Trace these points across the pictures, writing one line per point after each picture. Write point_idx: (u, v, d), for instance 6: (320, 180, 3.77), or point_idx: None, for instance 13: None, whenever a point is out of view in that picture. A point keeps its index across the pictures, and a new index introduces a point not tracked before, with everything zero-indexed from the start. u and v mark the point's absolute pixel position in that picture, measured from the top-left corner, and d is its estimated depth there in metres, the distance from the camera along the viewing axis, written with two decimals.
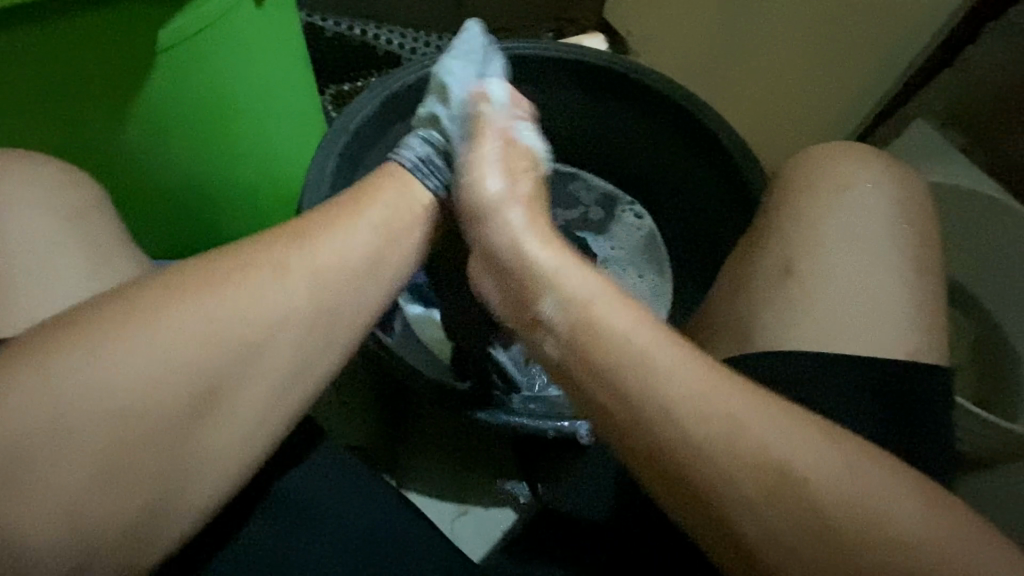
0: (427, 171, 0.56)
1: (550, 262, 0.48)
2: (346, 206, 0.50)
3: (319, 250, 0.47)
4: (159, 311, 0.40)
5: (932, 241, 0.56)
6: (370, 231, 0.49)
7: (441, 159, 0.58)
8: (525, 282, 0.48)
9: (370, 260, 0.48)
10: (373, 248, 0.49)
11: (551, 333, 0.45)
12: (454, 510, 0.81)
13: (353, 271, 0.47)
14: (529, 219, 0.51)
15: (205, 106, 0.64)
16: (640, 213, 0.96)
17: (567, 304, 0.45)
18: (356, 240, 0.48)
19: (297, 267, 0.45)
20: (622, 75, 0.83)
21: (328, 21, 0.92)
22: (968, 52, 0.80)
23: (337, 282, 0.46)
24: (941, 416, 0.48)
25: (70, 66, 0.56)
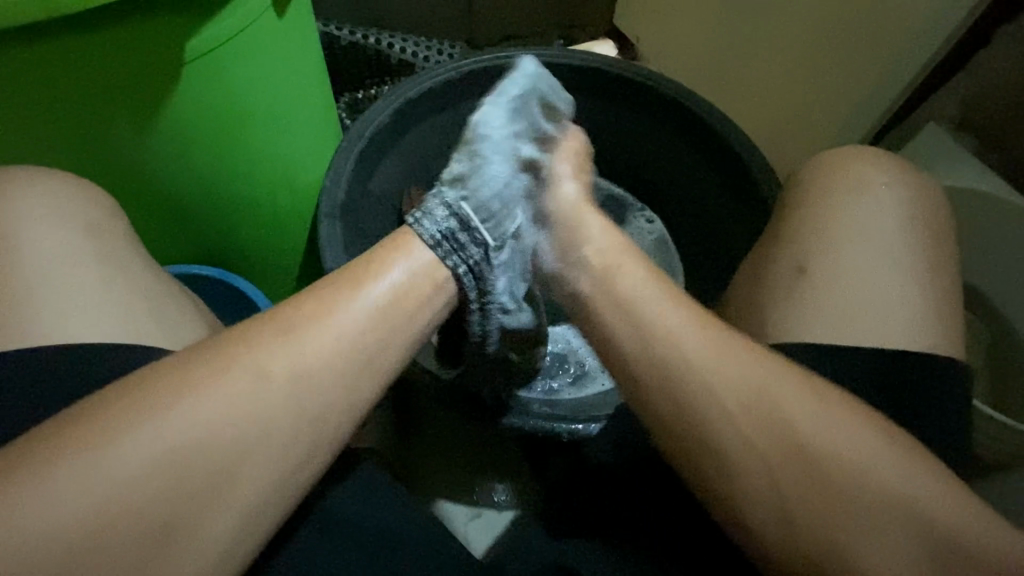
0: (450, 249, 0.51)
1: (614, 260, 0.50)
2: (341, 284, 0.46)
3: (312, 337, 0.43)
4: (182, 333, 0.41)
5: (945, 243, 0.56)
6: (369, 309, 0.45)
7: (461, 228, 0.53)
8: (573, 263, 0.52)
9: (387, 325, 0.45)
10: (374, 325, 0.45)
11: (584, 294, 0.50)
12: (466, 512, 0.82)
13: (354, 352, 0.44)
14: (604, 219, 0.55)
15: (226, 115, 0.66)
16: (650, 218, 0.97)
17: (600, 274, 0.50)
18: (353, 320, 0.44)
19: (294, 347, 0.42)
20: (633, 82, 0.84)
21: (342, 30, 0.94)
22: (980, 56, 0.80)
23: (335, 360, 0.43)
24: (954, 410, 0.49)
25: (100, 77, 0.57)
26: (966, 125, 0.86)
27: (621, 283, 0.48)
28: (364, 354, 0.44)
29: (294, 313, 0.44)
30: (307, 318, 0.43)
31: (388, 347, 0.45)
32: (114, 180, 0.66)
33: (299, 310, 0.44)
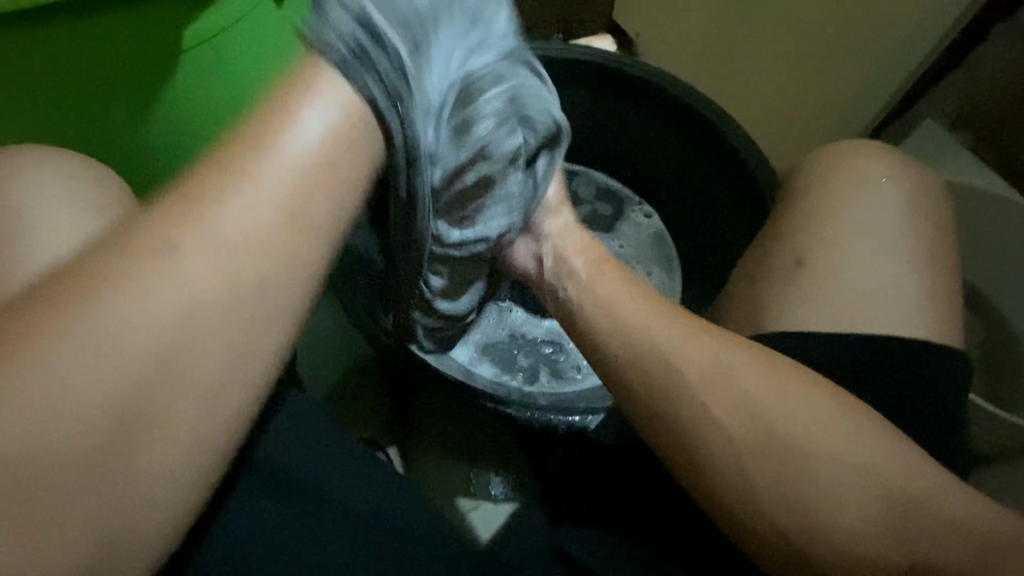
0: (357, 68, 0.35)
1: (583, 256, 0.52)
2: (240, 141, 0.33)
3: (222, 208, 0.31)
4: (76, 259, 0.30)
5: (939, 234, 0.56)
6: (289, 173, 0.32)
7: (370, 45, 0.36)
8: (557, 270, 0.53)
9: (296, 209, 0.33)
10: (301, 190, 0.33)
11: (557, 291, 0.52)
12: (464, 503, 0.82)
13: (286, 229, 0.32)
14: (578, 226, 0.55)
15: (228, 101, 0.64)
16: (649, 212, 0.97)
17: (576, 275, 0.51)
18: (273, 185, 0.32)
19: (209, 222, 0.31)
20: (631, 77, 0.84)
21: None
22: (977, 53, 0.80)
23: (270, 233, 0.32)
24: (947, 400, 0.48)
25: (92, 64, 0.56)
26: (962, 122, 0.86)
27: (601, 283, 0.50)
28: (303, 216, 0.33)
29: (200, 184, 0.32)
30: (217, 187, 0.32)
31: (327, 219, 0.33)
32: None
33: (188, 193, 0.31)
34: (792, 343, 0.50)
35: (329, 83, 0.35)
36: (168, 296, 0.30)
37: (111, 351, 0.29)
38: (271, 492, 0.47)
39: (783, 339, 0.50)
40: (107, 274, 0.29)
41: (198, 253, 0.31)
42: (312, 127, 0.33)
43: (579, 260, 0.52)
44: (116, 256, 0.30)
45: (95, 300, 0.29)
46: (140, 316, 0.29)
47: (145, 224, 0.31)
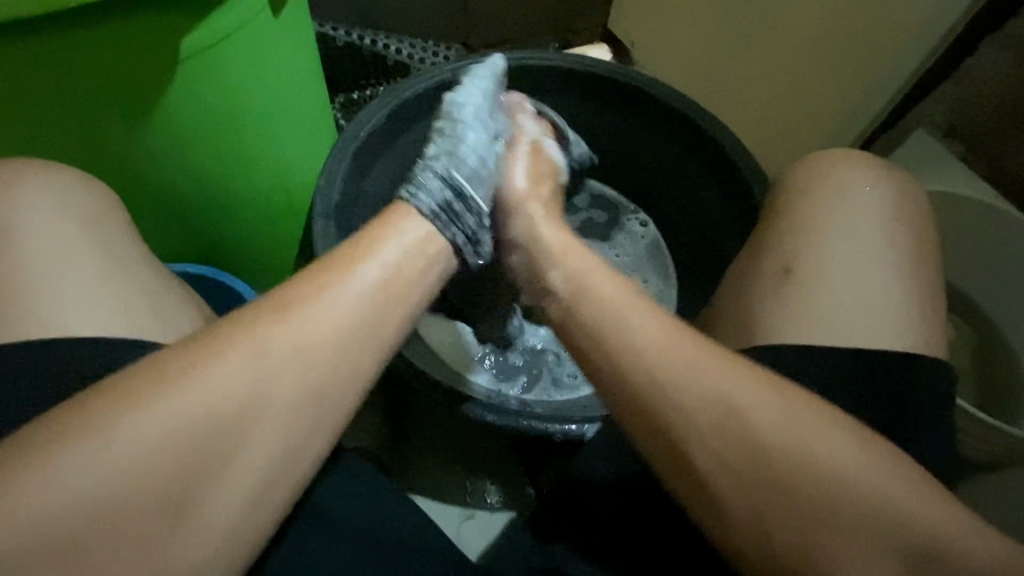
0: (447, 220, 0.53)
1: (556, 244, 0.55)
2: (332, 263, 0.45)
3: (306, 318, 0.43)
4: (190, 344, 0.40)
5: (931, 245, 0.57)
6: (365, 288, 0.45)
7: (457, 203, 0.55)
8: (538, 258, 0.54)
9: (365, 318, 0.44)
10: (364, 309, 0.44)
11: (555, 298, 0.50)
12: (460, 513, 0.82)
13: (343, 344, 0.43)
14: (547, 215, 0.59)
15: (221, 112, 0.66)
16: (644, 221, 0.98)
17: (568, 275, 0.51)
18: (352, 293, 0.44)
19: (290, 328, 0.42)
20: (626, 86, 0.85)
21: (338, 30, 0.94)
22: (969, 64, 0.81)
23: (337, 339, 0.43)
24: (940, 418, 0.49)
25: (92, 74, 0.57)
26: (955, 132, 0.87)
27: (599, 288, 0.48)
28: (372, 319, 0.44)
29: (297, 290, 0.44)
30: (309, 295, 0.44)
31: (377, 332, 0.45)
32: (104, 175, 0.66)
33: (293, 293, 0.43)
34: (785, 354, 0.50)
35: (412, 222, 0.51)
36: (250, 374, 0.40)
37: (195, 413, 0.39)
38: None
39: (778, 353, 0.51)
40: (216, 354, 0.40)
41: (276, 352, 0.41)
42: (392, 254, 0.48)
43: (555, 251, 0.54)
44: (214, 343, 0.41)
45: (183, 378, 0.39)
46: (223, 388, 0.39)
47: (252, 313, 0.42)
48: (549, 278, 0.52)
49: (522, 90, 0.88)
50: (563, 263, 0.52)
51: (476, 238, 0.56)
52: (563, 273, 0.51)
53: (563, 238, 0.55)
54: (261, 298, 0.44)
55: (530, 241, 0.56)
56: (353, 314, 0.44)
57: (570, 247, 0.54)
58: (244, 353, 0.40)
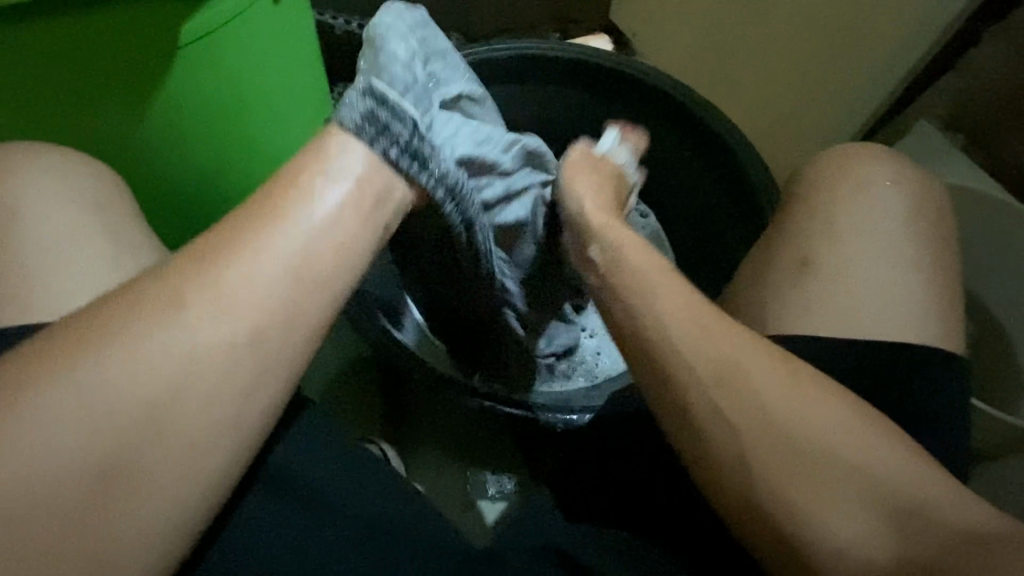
0: (373, 132, 0.46)
1: (599, 219, 0.53)
2: (262, 207, 0.41)
3: (228, 274, 0.38)
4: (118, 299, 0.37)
5: (934, 235, 0.57)
6: (302, 236, 0.40)
7: (384, 112, 0.47)
8: (580, 235, 0.53)
9: (301, 269, 0.40)
10: (295, 256, 0.40)
11: (591, 268, 0.50)
12: (461, 503, 0.82)
13: (274, 297, 0.38)
14: (597, 194, 0.57)
15: (221, 103, 0.65)
16: (645, 212, 0.97)
17: (607, 248, 0.50)
18: (287, 239, 0.40)
19: (211, 287, 0.37)
20: (628, 76, 0.85)
21: (338, 19, 0.93)
22: (971, 55, 0.81)
23: (272, 296, 0.38)
24: (949, 407, 0.49)
25: (92, 59, 0.56)
26: (956, 123, 0.87)
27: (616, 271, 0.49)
28: (307, 267, 0.40)
29: (214, 245, 0.39)
30: (230, 249, 0.39)
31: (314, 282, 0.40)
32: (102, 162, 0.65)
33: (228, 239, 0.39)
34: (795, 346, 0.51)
35: (343, 155, 0.44)
36: (176, 346, 0.36)
37: (119, 374, 0.35)
38: (282, 496, 0.46)
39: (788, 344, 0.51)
40: (144, 310, 0.36)
41: (198, 318, 0.37)
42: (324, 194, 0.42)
43: (595, 229, 0.53)
44: (124, 308, 0.36)
45: (94, 349, 0.34)
46: (146, 361, 0.35)
47: (165, 279, 0.37)
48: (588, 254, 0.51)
49: (523, 80, 0.87)
50: (603, 239, 0.51)
51: (418, 158, 0.48)
52: (603, 248, 0.50)
53: (606, 214, 0.54)
54: (175, 259, 0.39)
55: (573, 219, 0.55)
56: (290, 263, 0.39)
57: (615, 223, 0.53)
58: (168, 307, 0.36)
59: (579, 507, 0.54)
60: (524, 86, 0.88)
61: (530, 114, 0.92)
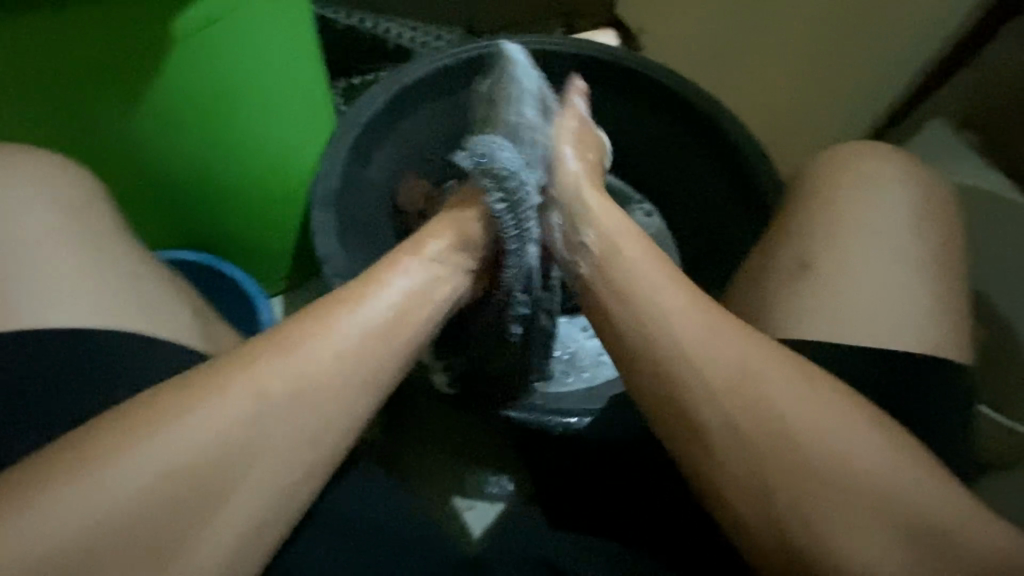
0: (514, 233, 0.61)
1: (606, 223, 0.55)
2: (338, 302, 0.48)
3: (324, 341, 0.46)
4: (193, 373, 0.44)
5: (947, 237, 0.55)
6: (370, 323, 0.48)
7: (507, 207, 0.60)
8: (579, 236, 0.55)
9: (368, 350, 0.47)
10: (384, 326, 0.48)
11: (592, 288, 0.52)
12: (459, 503, 0.82)
13: (364, 360, 0.47)
14: (593, 193, 0.59)
15: (216, 99, 0.64)
16: (650, 210, 0.94)
17: (613, 262, 0.52)
18: (361, 324, 0.48)
19: (305, 356, 0.45)
20: (631, 73, 0.83)
21: (340, 14, 0.92)
22: (985, 52, 0.78)
23: (348, 358, 0.46)
24: (944, 425, 0.48)
25: (82, 58, 0.56)
26: (970, 121, 0.84)
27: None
28: (393, 327, 0.49)
29: (306, 324, 0.47)
30: (319, 327, 0.47)
31: (394, 347, 0.48)
32: (97, 161, 0.65)
33: (305, 328, 0.47)
34: (802, 353, 0.49)
35: (409, 260, 0.53)
36: (229, 415, 0.42)
37: (189, 445, 0.41)
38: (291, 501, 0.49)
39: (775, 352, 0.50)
40: (221, 386, 0.43)
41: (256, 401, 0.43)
42: (391, 292, 0.50)
43: (603, 239, 0.54)
44: (224, 376, 0.43)
45: (182, 412, 0.41)
46: (228, 413, 0.42)
47: (247, 360, 0.44)
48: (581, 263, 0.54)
49: None
50: (605, 248, 0.53)
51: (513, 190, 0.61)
52: (601, 258, 0.53)
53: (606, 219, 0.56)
54: (248, 346, 0.46)
55: (569, 227, 0.57)
56: (358, 350, 0.47)
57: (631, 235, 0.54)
58: (241, 400, 0.43)
59: (576, 507, 0.54)
60: None
61: None
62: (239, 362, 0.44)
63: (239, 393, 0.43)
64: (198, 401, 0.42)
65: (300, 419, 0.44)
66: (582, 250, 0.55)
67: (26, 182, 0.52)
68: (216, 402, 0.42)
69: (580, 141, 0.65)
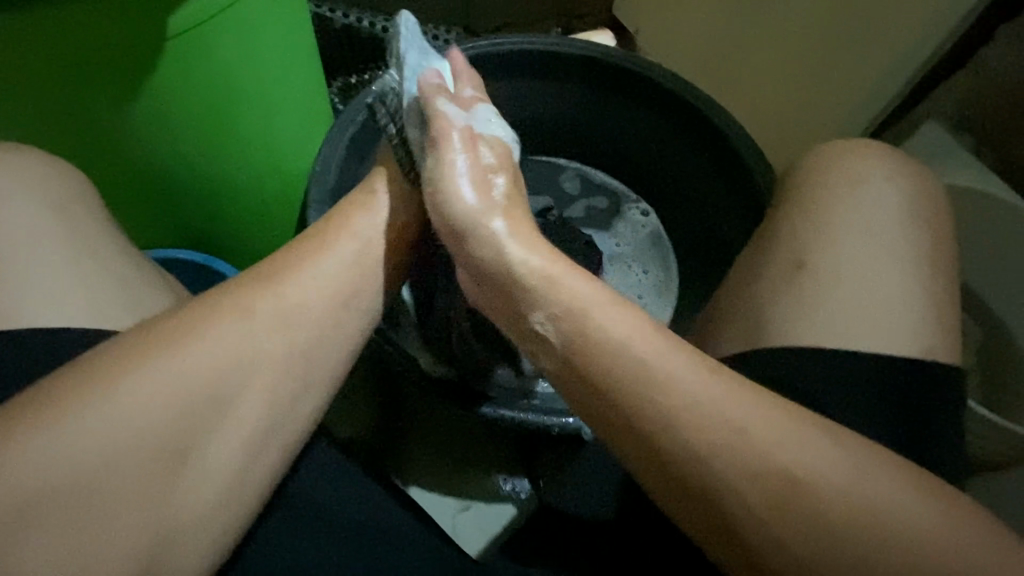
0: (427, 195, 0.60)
1: (534, 266, 0.48)
2: (296, 255, 0.50)
3: (291, 282, 0.48)
4: (158, 323, 0.43)
5: (943, 239, 0.55)
6: (329, 274, 0.49)
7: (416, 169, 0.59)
8: (516, 294, 0.47)
9: (327, 304, 0.49)
10: (344, 274, 0.50)
11: (546, 350, 0.45)
12: (455, 505, 0.80)
13: (329, 302, 0.49)
14: (512, 226, 0.50)
15: (211, 96, 0.63)
16: (646, 211, 0.95)
17: (557, 318, 0.45)
18: (321, 273, 0.49)
19: (273, 296, 0.47)
20: (628, 72, 0.83)
21: (337, 12, 0.91)
22: (982, 54, 0.79)
23: (311, 309, 0.48)
24: (939, 430, 0.47)
25: (76, 52, 0.55)
26: (966, 123, 0.85)
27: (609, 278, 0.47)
28: (352, 278, 0.51)
29: (277, 268, 0.48)
30: (288, 270, 0.49)
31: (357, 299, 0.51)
32: (89, 157, 0.64)
33: (262, 276, 0.47)
34: (794, 355, 0.49)
35: (366, 214, 0.54)
36: (204, 365, 0.42)
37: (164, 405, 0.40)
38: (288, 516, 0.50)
39: (768, 355, 0.50)
40: (189, 337, 0.42)
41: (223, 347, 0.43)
42: (346, 249, 0.51)
43: (544, 285, 0.46)
44: (195, 326, 0.43)
45: (154, 364, 0.41)
46: (199, 366, 0.42)
47: (210, 310, 0.44)
48: (532, 323, 0.46)
49: (530, 76, 0.86)
50: (546, 301, 0.46)
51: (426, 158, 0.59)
52: (550, 316, 0.45)
53: (529, 251, 0.49)
54: (210, 291, 0.46)
55: (493, 281, 0.49)
56: (320, 305, 0.48)
57: (565, 279, 0.47)
58: (208, 345, 0.43)
59: None
60: (530, 82, 0.86)
61: (531, 112, 0.90)
62: (209, 311, 0.44)
63: (205, 338, 0.43)
64: (166, 354, 0.41)
65: (273, 371, 0.45)
66: (520, 307, 0.47)
67: (18, 178, 0.51)
68: (185, 351, 0.42)
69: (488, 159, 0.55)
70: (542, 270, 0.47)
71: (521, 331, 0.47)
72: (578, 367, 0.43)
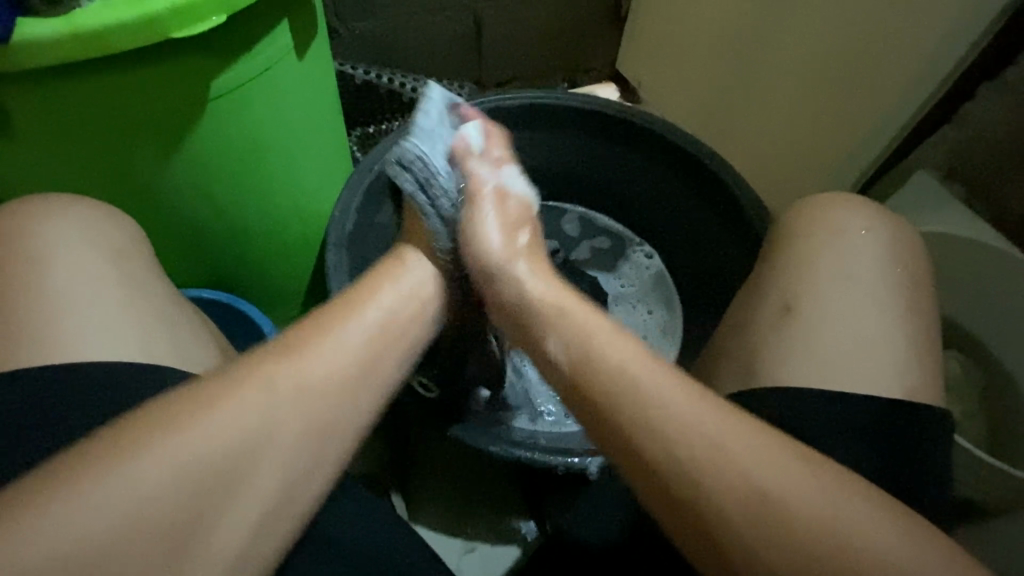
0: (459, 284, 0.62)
1: (555, 303, 0.52)
2: (339, 309, 0.51)
3: (317, 359, 0.47)
4: (198, 388, 0.43)
5: (928, 283, 0.58)
6: (366, 333, 0.50)
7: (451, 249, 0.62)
8: (536, 323, 0.51)
9: (362, 368, 0.49)
10: (379, 336, 0.51)
11: (558, 371, 0.47)
12: (460, 547, 0.81)
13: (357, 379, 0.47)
14: (533, 268, 0.56)
15: (243, 150, 0.69)
16: (650, 253, 0.99)
17: (570, 342, 0.48)
18: (354, 337, 0.49)
19: (300, 366, 0.46)
20: (631, 124, 0.88)
21: (358, 69, 0.99)
22: (967, 109, 0.83)
23: (347, 363, 0.48)
24: (930, 471, 0.49)
25: (126, 114, 0.60)
26: (954, 173, 0.88)
27: (581, 321, 0.49)
28: (387, 335, 0.51)
29: (306, 333, 0.48)
30: (318, 335, 0.48)
31: (384, 361, 0.50)
32: (128, 207, 0.68)
33: (307, 333, 0.48)
34: (786, 397, 0.50)
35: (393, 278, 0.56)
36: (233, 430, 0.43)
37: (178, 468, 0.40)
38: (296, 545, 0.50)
39: (763, 397, 0.51)
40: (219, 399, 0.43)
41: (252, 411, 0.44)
42: (376, 313, 0.52)
43: (558, 314, 0.50)
44: (231, 390, 0.44)
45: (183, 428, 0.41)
46: (226, 432, 0.42)
47: (252, 368, 0.45)
48: (546, 345, 0.49)
49: (538, 127, 0.91)
50: (563, 330, 0.49)
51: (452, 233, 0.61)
52: (563, 340, 0.48)
53: (551, 289, 0.53)
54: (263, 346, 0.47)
55: (522, 310, 0.53)
56: (357, 364, 0.48)
57: (579, 308, 0.50)
58: (237, 408, 0.43)
59: None
60: (538, 132, 0.92)
61: (538, 160, 0.96)
62: (248, 373, 0.45)
63: (230, 407, 0.43)
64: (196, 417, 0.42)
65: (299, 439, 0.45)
66: (537, 331, 0.51)
67: (62, 225, 0.55)
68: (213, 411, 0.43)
69: (514, 218, 0.61)
70: (557, 302, 0.52)
71: (536, 354, 0.50)
72: (581, 395, 0.45)
